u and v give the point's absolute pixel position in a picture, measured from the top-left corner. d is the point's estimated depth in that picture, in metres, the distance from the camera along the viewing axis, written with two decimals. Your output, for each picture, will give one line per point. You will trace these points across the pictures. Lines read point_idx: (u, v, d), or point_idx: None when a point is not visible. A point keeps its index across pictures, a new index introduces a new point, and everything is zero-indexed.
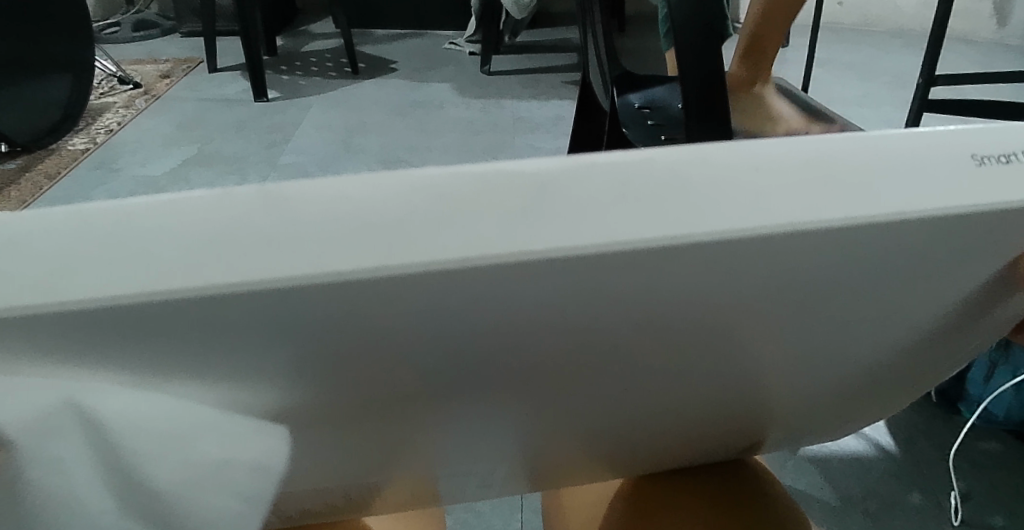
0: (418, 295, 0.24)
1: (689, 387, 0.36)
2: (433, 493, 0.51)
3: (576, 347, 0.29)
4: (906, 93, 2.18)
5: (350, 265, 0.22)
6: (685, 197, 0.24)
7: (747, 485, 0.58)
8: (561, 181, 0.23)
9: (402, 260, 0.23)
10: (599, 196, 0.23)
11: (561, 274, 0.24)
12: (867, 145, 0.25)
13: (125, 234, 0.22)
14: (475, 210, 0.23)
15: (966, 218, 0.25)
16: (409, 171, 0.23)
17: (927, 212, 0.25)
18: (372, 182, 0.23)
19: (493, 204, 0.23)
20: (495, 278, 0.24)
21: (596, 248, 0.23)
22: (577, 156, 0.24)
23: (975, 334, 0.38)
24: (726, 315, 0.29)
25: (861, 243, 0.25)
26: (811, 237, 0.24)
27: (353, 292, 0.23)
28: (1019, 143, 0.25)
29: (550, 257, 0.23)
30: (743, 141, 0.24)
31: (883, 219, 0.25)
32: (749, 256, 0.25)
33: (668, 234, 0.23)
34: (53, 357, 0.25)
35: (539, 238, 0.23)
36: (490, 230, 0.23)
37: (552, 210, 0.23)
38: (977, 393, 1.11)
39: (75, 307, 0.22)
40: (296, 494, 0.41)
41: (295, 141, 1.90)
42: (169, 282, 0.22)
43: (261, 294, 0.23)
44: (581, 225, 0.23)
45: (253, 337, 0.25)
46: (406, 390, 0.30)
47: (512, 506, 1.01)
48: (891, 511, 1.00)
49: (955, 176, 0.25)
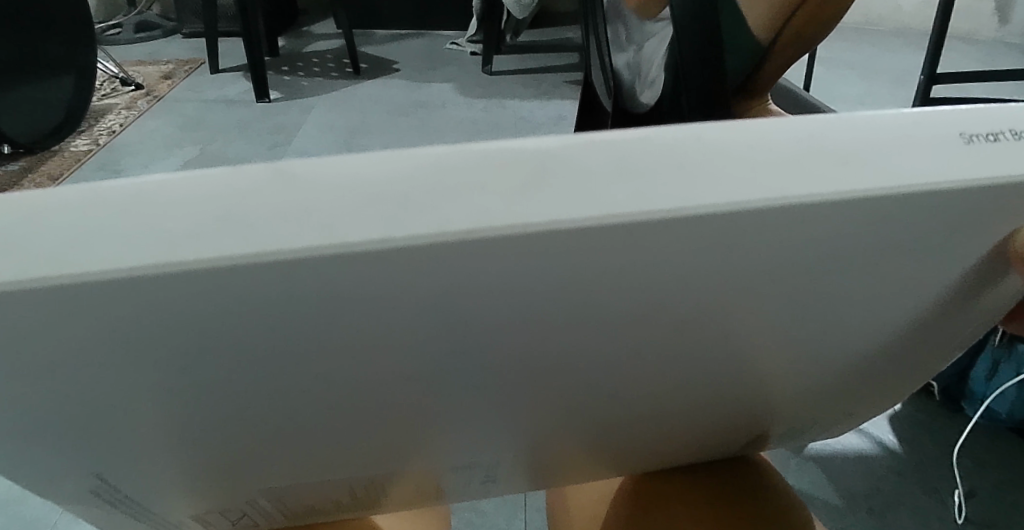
0: (424, 272, 0.24)
1: (691, 378, 0.36)
2: (438, 489, 0.51)
3: (576, 333, 0.29)
4: (908, 91, 2.17)
5: (356, 236, 0.23)
6: (685, 171, 0.24)
7: (753, 481, 0.58)
8: (563, 157, 0.24)
9: (408, 231, 0.23)
10: (600, 170, 0.24)
11: (566, 250, 0.24)
12: (857, 126, 0.25)
13: (138, 210, 0.23)
14: (480, 184, 0.23)
15: (960, 193, 0.26)
16: (414, 149, 0.24)
17: (922, 186, 0.25)
18: (381, 160, 0.24)
19: (498, 177, 0.23)
20: (500, 252, 0.24)
21: (599, 221, 0.23)
22: (577, 135, 0.24)
23: (971, 319, 0.38)
24: (732, 299, 0.29)
25: (861, 218, 0.26)
26: (808, 214, 0.25)
27: (358, 266, 0.23)
28: (1005, 123, 0.26)
29: (556, 229, 0.23)
30: (734, 122, 0.25)
31: (878, 194, 0.25)
32: (751, 232, 0.25)
33: (670, 207, 0.24)
34: (63, 339, 0.25)
35: (542, 210, 0.23)
36: (489, 206, 0.23)
37: (555, 183, 0.23)
38: (980, 391, 1.11)
39: (83, 282, 0.22)
40: (298, 487, 0.41)
41: (297, 142, 1.91)
42: (166, 258, 0.22)
43: (266, 269, 0.23)
44: (583, 197, 0.23)
45: (250, 323, 0.25)
46: (405, 379, 0.30)
47: (516, 505, 1.01)
48: (895, 509, 1.00)
49: (946, 153, 0.25)
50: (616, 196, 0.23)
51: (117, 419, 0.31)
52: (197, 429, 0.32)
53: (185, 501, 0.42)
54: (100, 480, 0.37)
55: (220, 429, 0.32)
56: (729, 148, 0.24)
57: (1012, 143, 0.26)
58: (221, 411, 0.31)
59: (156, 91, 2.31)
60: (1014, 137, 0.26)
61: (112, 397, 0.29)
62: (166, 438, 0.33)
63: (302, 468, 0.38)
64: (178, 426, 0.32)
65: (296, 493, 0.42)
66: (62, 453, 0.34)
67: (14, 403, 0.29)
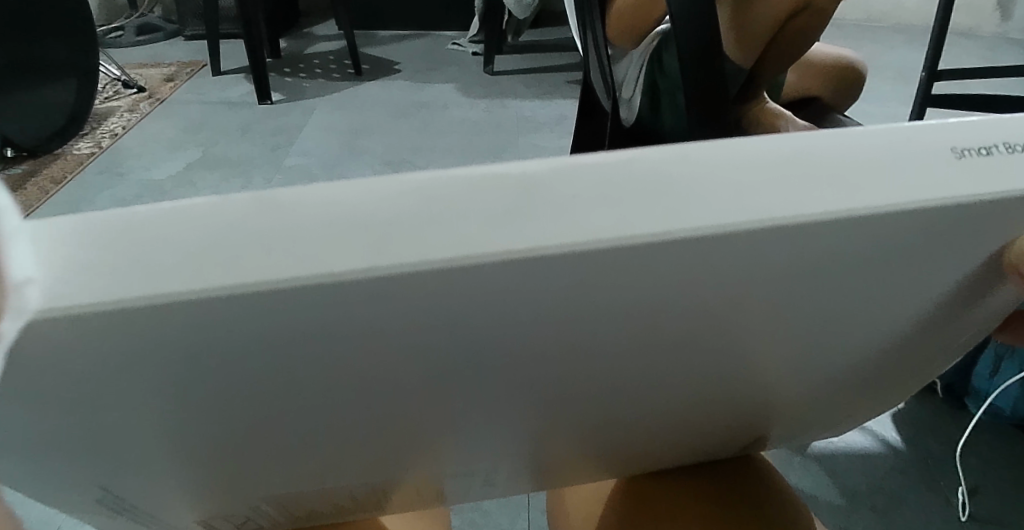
0: (417, 296, 0.24)
1: (684, 385, 0.36)
2: (438, 491, 0.51)
3: (569, 343, 0.29)
4: (911, 88, 2.16)
5: (348, 265, 0.23)
6: (674, 194, 0.24)
7: (756, 482, 0.58)
8: (551, 182, 0.24)
9: (399, 258, 0.23)
10: (587, 196, 0.24)
11: (555, 273, 0.24)
12: (845, 144, 0.25)
13: (132, 240, 0.23)
14: (467, 212, 0.23)
15: (951, 210, 0.26)
16: (404, 175, 0.24)
17: (911, 204, 0.25)
18: (370, 187, 0.24)
19: (485, 204, 0.24)
20: (490, 276, 0.24)
21: (586, 246, 0.24)
22: (564, 158, 0.24)
23: (968, 325, 0.38)
24: (721, 310, 0.29)
25: (850, 236, 0.26)
26: (795, 234, 0.25)
27: (351, 292, 0.23)
28: (998, 136, 0.26)
29: (545, 254, 0.23)
30: (720, 141, 0.25)
31: (866, 211, 0.25)
32: (740, 251, 0.25)
33: (658, 231, 0.24)
34: (65, 363, 0.25)
35: (530, 236, 0.23)
36: (476, 232, 0.23)
37: (543, 209, 0.24)
38: (983, 388, 1.10)
39: (80, 311, 0.23)
40: (303, 491, 0.41)
41: (299, 143, 1.91)
42: (160, 281, 0.23)
43: (261, 296, 0.23)
44: (569, 223, 0.24)
45: (241, 340, 0.25)
46: (399, 388, 0.31)
47: (520, 506, 1.01)
48: (898, 508, 1.00)
49: (936, 170, 0.25)
50: (603, 221, 0.24)
51: (115, 433, 0.31)
52: (198, 442, 0.33)
53: (188, 505, 0.42)
54: (105, 491, 0.38)
55: (220, 438, 0.33)
56: (716, 168, 0.24)
57: (1004, 156, 0.26)
58: (220, 423, 0.31)
59: (158, 93, 2.32)
60: (1005, 151, 0.26)
61: (110, 413, 0.29)
62: (165, 451, 0.33)
63: (302, 472, 0.38)
64: (176, 440, 0.32)
65: (303, 495, 0.42)
66: (64, 466, 0.34)
67: (12, 419, 0.29)
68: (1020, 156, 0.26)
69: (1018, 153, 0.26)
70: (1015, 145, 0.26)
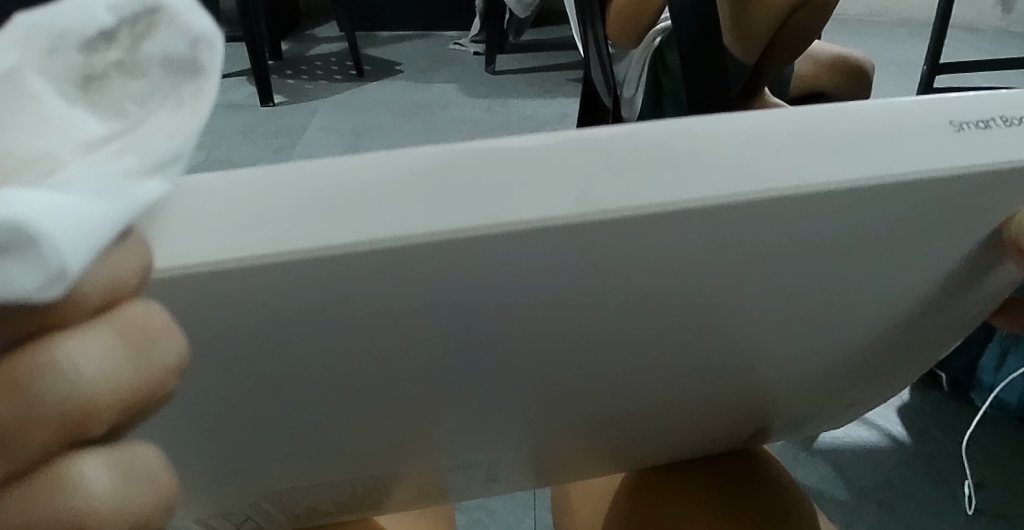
0: (427, 277, 0.25)
1: (690, 379, 0.36)
2: (440, 488, 0.44)
3: (583, 325, 0.29)
4: (913, 82, 2.15)
5: (349, 234, 0.23)
6: (675, 164, 0.25)
7: (760, 477, 0.57)
8: (619, 144, 0.25)
9: (401, 227, 0.24)
10: (638, 160, 0.25)
11: (578, 247, 0.25)
12: (846, 121, 0.26)
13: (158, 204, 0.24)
14: (610, 172, 0.25)
15: (954, 182, 0.26)
16: (415, 149, 0.25)
17: (912, 174, 0.26)
18: (382, 157, 0.25)
19: (624, 159, 0.25)
20: (613, 239, 0.25)
21: (629, 214, 0.24)
22: (612, 127, 0.26)
23: (971, 304, 0.38)
24: (713, 305, 0.29)
25: (855, 210, 0.26)
26: (805, 206, 0.25)
27: (362, 266, 0.24)
28: (993, 110, 0.27)
29: (587, 221, 0.24)
30: (725, 115, 0.26)
31: (875, 181, 0.26)
32: (746, 227, 0.26)
33: (657, 201, 0.24)
34: None
35: (626, 199, 0.24)
36: (607, 192, 0.24)
37: (636, 167, 0.25)
38: (989, 382, 1.10)
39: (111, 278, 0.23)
40: (288, 493, 0.37)
41: (303, 145, 1.90)
42: (240, 248, 0.23)
43: (275, 269, 0.23)
44: (630, 190, 0.24)
45: (260, 324, 0.25)
46: (392, 378, 0.29)
47: (526, 505, 0.97)
48: (905, 502, 1.00)
49: (937, 138, 0.26)
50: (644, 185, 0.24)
51: None
52: (201, 448, 0.31)
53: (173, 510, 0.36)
54: None
55: (214, 449, 0.31)
56: (713, 138, 0.26)
57: (1001, 129, 0.27)
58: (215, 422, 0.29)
59: None
60: (1001, 123, 0.27)
61: None
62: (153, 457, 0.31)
63: (307, 477, 0.36)
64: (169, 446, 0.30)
65: (295, 497, 0.38)
66: None
67: None
68: (1017, 129, 0.27)
69: (1015, 126, 0.27)
70: (1010, 119, 0.27)
